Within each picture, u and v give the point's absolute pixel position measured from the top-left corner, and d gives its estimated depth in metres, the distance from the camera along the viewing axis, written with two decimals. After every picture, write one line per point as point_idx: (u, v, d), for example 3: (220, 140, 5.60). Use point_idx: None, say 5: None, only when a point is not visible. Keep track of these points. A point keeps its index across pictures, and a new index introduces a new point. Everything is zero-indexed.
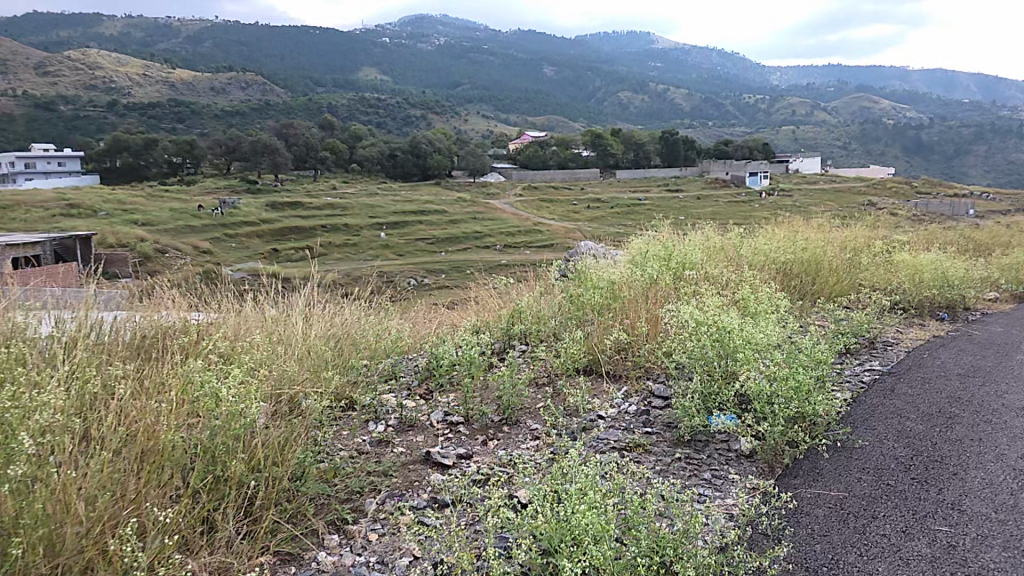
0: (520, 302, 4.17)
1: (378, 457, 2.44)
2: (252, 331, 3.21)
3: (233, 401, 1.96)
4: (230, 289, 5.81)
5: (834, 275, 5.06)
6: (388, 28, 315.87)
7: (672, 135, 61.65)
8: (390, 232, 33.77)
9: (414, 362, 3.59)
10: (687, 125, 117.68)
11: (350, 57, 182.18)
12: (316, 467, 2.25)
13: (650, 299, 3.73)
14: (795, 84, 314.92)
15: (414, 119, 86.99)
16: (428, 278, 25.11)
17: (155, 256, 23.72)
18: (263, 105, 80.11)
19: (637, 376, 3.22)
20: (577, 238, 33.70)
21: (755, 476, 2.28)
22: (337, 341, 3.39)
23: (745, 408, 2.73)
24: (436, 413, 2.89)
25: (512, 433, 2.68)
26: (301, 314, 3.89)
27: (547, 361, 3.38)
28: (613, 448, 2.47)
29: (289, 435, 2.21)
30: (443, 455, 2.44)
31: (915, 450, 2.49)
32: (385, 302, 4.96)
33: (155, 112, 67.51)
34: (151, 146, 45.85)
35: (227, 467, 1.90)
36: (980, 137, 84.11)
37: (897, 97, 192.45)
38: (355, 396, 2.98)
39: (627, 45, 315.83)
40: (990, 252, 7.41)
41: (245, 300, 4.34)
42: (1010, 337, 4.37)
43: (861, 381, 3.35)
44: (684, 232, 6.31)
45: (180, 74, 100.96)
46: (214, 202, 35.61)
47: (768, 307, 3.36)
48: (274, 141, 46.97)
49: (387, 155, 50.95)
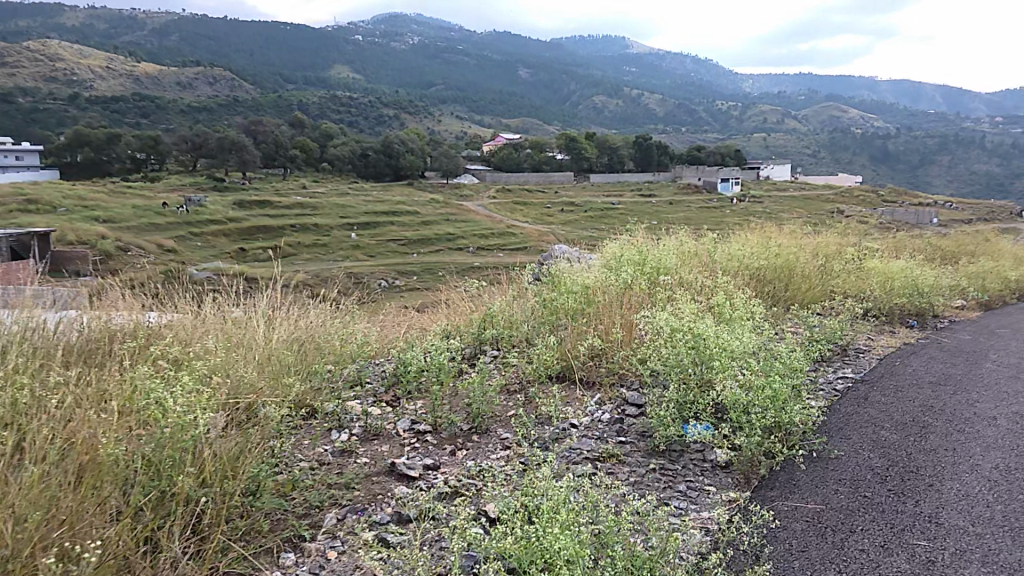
0: (492, 306, 4.07)
1: (342, 469, 2.32)
2: (208, 336, 3.10)
3: (181, 413, 1.85)
4: (194, 291, 5.68)
5: (808, 282, 5.08)
6: (362, 27, 315.11)
7: (646, 141, 62.13)
8: (361, 232, 33.44)
9: (381, 367, 3.45)
10: (660, 130, 118.40)
11: (322, 56, 180.10)
12: (274, 471, 2.16)
13: (624, 304, 3.66)
14: (766, 92, 315.72)
15: (387, 118, 86.36)
16: (399, 280, 24.92)
17: (116, 255, 23.19)
18: (232, 102, 78.83)
19: (611, 384, 3.13)
20: (549, 240, 33.75)
21: (730, 489, 2.23)
22: (300, 346, 3.27)
23: (720, 418, 2.67)
24: (402, 421, 2.78)
25: (482, 443, 2.58)
26: (266, 317, 3.76)
27: (519, 367, 3.28)
28: (586, 458, 2.39)
29: (243, 445, 2.08)
30: (408, 466, 2.33)
31: (889, 460, 2.45)
32: (352, 305, 4.84)
33: (118, 106, 66.02)
34: (115, 141, 44.83)
35: (175, 479, 1.78)
36: (944, 148, 86.23)
37: (865, 107, 195.13)
38: (318, 402, 2.86)
39: (602, 49, 315.88)
40: (956, 260, 7.53)
41: (209, 303, 4.22)
42: (979, 344, 4.41)
43: (834, 389, 3.31)
44: (657, 236, 6.29)
45: (147, 68, 98.93)
46: (179, 200, 34.85)
47: (744, 313, 3.31)
48: (243, 139, 46.28)
49: (359, 154, 50.47)
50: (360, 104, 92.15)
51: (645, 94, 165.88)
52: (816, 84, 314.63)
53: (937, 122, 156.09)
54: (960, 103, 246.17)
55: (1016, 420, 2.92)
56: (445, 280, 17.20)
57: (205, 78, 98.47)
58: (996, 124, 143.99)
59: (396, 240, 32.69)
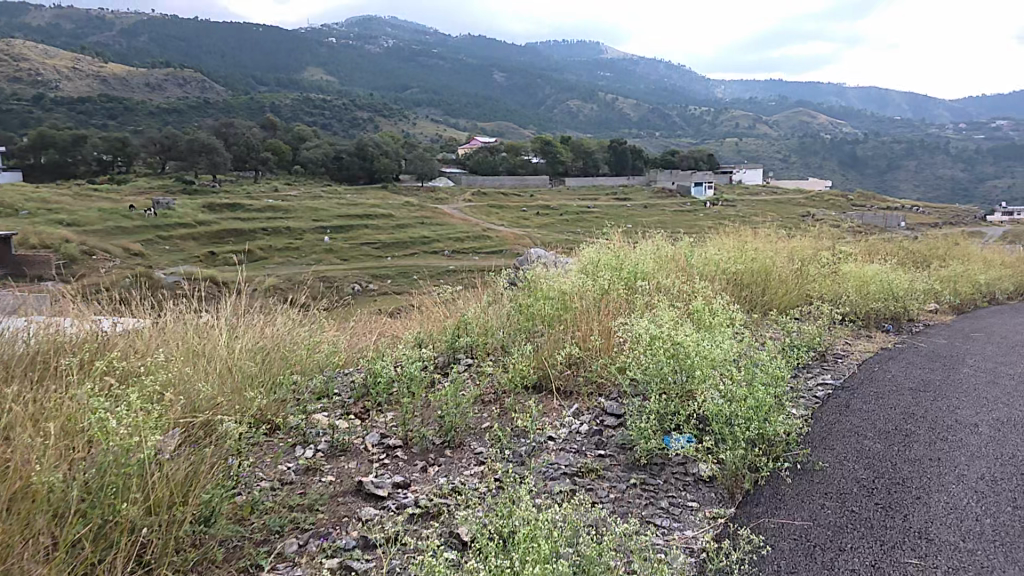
0: (466, 313, 3.93)
1: (304, 489, 2.18)
2: (164, 347, 2.94)
3: (123, 434, 1.71)
4: (163, 296, 5.56)
5: (784, 286, 5.03)
6: (337, 30, 314.95)
7: (620, 145, 62.53)
8: (334, 235, 33.04)
9: (350, 376, 3.31)
10: (635, 135, 118.92)
11: (294, 58, 178.23)
12: (234, 489, 2.05)
13: (602, 310, 3.57)
14: (738, 98, 316.01)
15: (361, 121, 85.67)
16: (372, 284, 24.72)
17: (81, 258, 22.61)
18: (202, 104, 77.62)
19: (590, 394, 3.02)
20: (524, 244, 33.72)
21: (715, 505, 2.14)
22: (264, 357, 3.11)
23: (702, 431, 2.57)
24: (371, 435, 2.64)
25: (455, 458, 2.45)
26: (229, 325, 3.60)
27: (493, 377, 3.17)
28: (563, 474, 2.28)
29: (196, 464, 1.96)
30: (377, 485, 2.19)
31: (876, 473, 2.38)
32: (321, 311, 4.68)
33: (85, 107, 64.75)
34: (81, 143, 43.92)
35: (116, 509, 1.63)
36: (910, 155, 87.98)
37: (833, 113, 197.17)
38: (280, 415, 2.71)
39: (576, 54, 315.94)
40: (929, 263, 7.62)
41: (167, 310, 4.03)
42: (955, 349, 4.40)
43: (816, 397, 3.25)
44: (633, 240, 6.21)
45: (114, 68, 97.17)
46: (147, 203, 34.19)
47: (724, 320, 3.24)
48: (213, 141, 45.61)
49: (332, 157, 49.93)
50: (333, 106, 91.16)
51: (618, 100, 166.51)
52: (789, 90, 315.93)
53: (905, 129, 158.81)
54: (927, 110, 250.79)
55: (998, 426, 2.88)
56: (420, 288, 16.92)
57: (175, 79, 96.84)
58: (961, 131, 147.29)
59: (370, 244, 32.35)
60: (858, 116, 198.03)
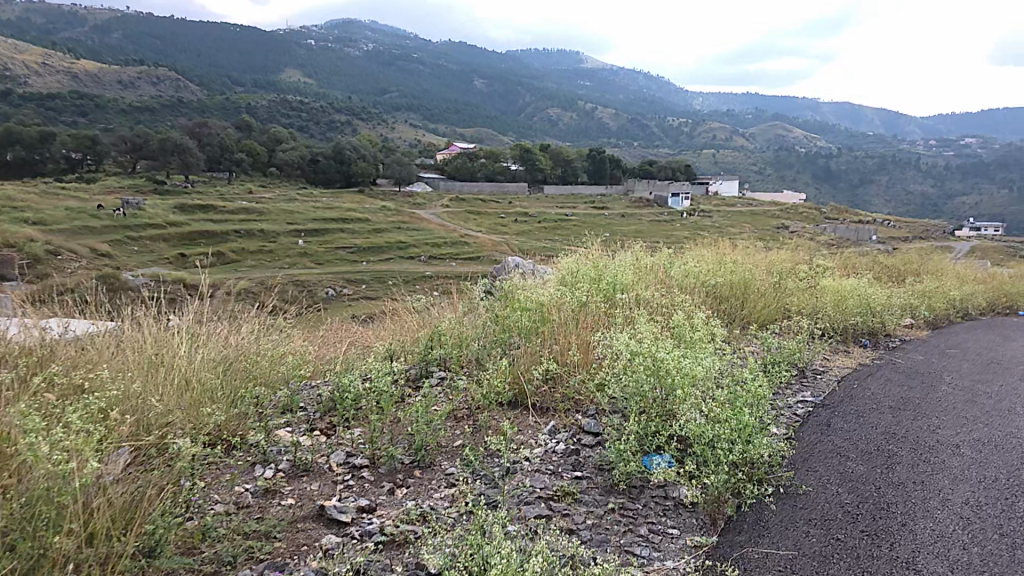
0: (439, 323, 3.81)
1: (261, 514, 2.04)
2: (116, 359, 2.76)
3: (59, 459, 1.56)
4: (130, 300, 5.41)
5: (762, 300, 4.99)
6: (316, 33, 313.28)
7: (599, 154, 62.88)
8: (309, 239, 32.65)
9: (316, 390, 3.16)
10: (613, 144, 119.27)
11: (272, 59, 176.40)
12: (187, 511, 1.94)
13: (580, 322, 3.47)
14: (716, 109, 315.97)
15: (339, 124, 85.05)
16: (347, 289, 24.53)
17: (46, 258, 22.04)
18: (176, 104, 76.44)
19: (566, 410, 2.92)
20: (502, 251, 33.69)
21: (698, 533, 2.04)
22: (227, 368, 2.97)
23: (681, 451, 2.47)
24: (336, 454, 2.50)
25: (425, 480, 2.32)
26: (190, 332, 3.43)
27: (467, 391, 3.03)
28: (539, 498, 2.16)
29: (143, 489, 1.82)
30: (341, 511, 2.06)
31: (859, 497, 2.31)
32: (290, 318, 4.50)
33: (55, 104, 63.39)
34: (49, 139, 42.94)
35: (48, 538, 1.48)
36: (882, 169, 89.58)
37: (809, 127, 199.85)
38: (241, 432, 2.56)
39: (555, 63, 315.95)
40: (903, 278, 7.68)
41: (128, 315, 3.87)
42: (931, 365, 4.40)
43: (795, 415, 3.19)
44: (612, 249, 6.16)
45: (87, 65, 95.27)
46: (116, 202, 33.52)
47: (705, 336, 3.15)
48: (187, 141, 44.92)
49: (309, 160, 49.48)
50: (310, 110, 90.13)
51: (597, 109, 167.54)
52: (766, 103, 315.94)
53: (878, 145, 160.95)
54: (898, 129, 255.25)
55: (981, 448, 2.83)
56: (393, 295, 16.60)
57: (149, 77, 95.14)
58: (932, 148, 150.04)
59: (346, 247, 32.03)
60: (832, 130, 200.74)
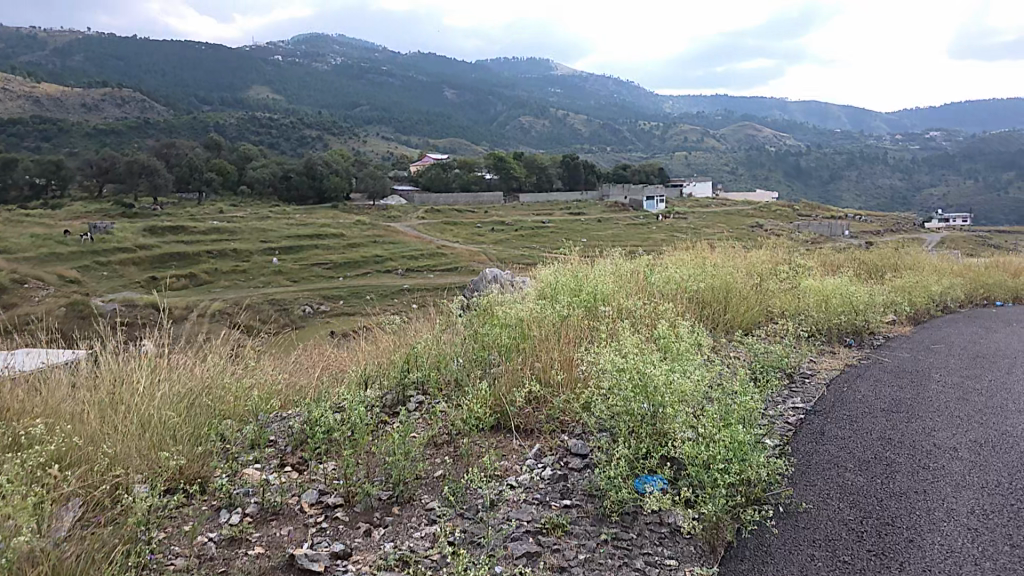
0: (417, 343, 3.64)
1: (226, 567, 1.86)
2: (55, 405, 2.55)
3: None
4: (93, 330, 5.13)
5: (745, 302, 4.92)
6: (283, 48, 312.72)
7: (573, 160, 63.07)
8: (283, 256, 32.20)
9: (288, 421, 2.96)
10: (586, 151, 119.66)
11: (240, 76, 174.68)
12: (142, 569, 1.78)
13: (563, 338, 3.35)
14: (686, 111, 316.02)
15: (310, 140, 84.26)
16: (324, 305, 24.39)
17: (12, 288, 21.65)
18: (143, 125, 75.39)
19: (552, 432, 2.79)
20: (481, 261, 33.60)
21: (694, 563, 1.92)
22: (189, 403, 2.76)
23: (673, 472, 2.36)
24: (309, 493, 2.32)
25: (404, 517, 2.17)
26: (154, 364, 3.23)
27: (446, 416, 2.88)
28: (527, 533, 2.02)
29: (89, 548, 1.68)
30: (313, 558, 1.90)
31: (862, 512, 2.20)
32: (261, 342, 4.30)
33: (17, 130, 62.08)
34: (11, 166, 41.88)
35: None
36: (851, 167, 90.93)
37: (778, 126, 201.50)
38: (203, 474, 2.37)
39: (526, 71, 315.97)
40: (880, 273, 7.71)
41: (88, 347, 3.66)
42: (918, 362, 4.33)
43: (789, 424, 3.09)
44: (591, 257, 6.05)
45: (49, 89, 93.61)
46: (82, 228, 32.89)
47: (691, 346, 3.04)
48: (154, 162, 44.23)
49: (280, 176, 48.96)
50: (281, 126, 89.33)
51: (568, 116, 167.91)
52: (736, 104, 316.05)
53: (847, 142, 163.10)
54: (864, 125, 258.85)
55: (977, 450, 2.75)
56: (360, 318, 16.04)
57: (114, 98, 93.65)
58: (899, 143, 152.60)
59: (322, 263, 31.70)
60: (801, 129, 202.94)
